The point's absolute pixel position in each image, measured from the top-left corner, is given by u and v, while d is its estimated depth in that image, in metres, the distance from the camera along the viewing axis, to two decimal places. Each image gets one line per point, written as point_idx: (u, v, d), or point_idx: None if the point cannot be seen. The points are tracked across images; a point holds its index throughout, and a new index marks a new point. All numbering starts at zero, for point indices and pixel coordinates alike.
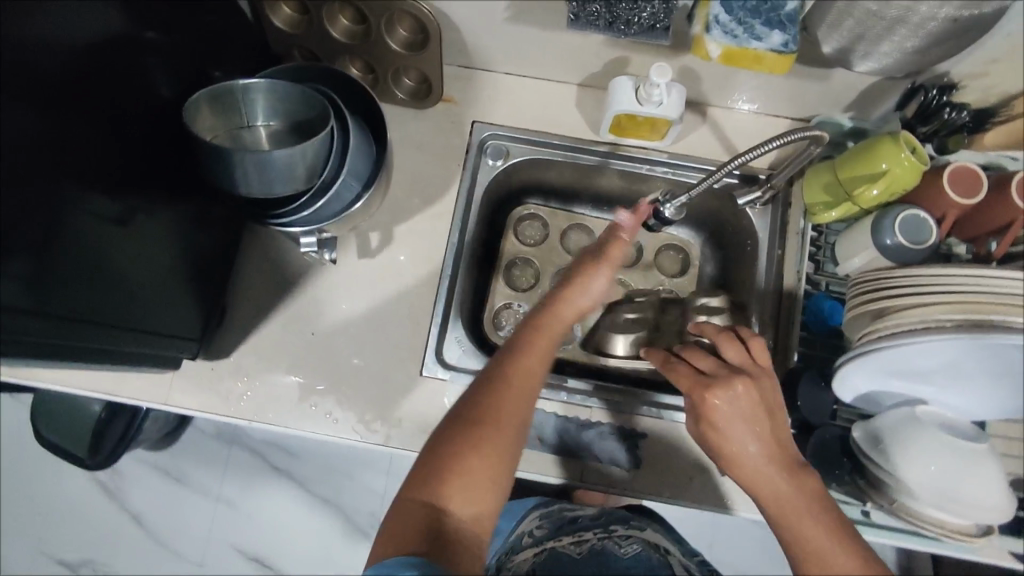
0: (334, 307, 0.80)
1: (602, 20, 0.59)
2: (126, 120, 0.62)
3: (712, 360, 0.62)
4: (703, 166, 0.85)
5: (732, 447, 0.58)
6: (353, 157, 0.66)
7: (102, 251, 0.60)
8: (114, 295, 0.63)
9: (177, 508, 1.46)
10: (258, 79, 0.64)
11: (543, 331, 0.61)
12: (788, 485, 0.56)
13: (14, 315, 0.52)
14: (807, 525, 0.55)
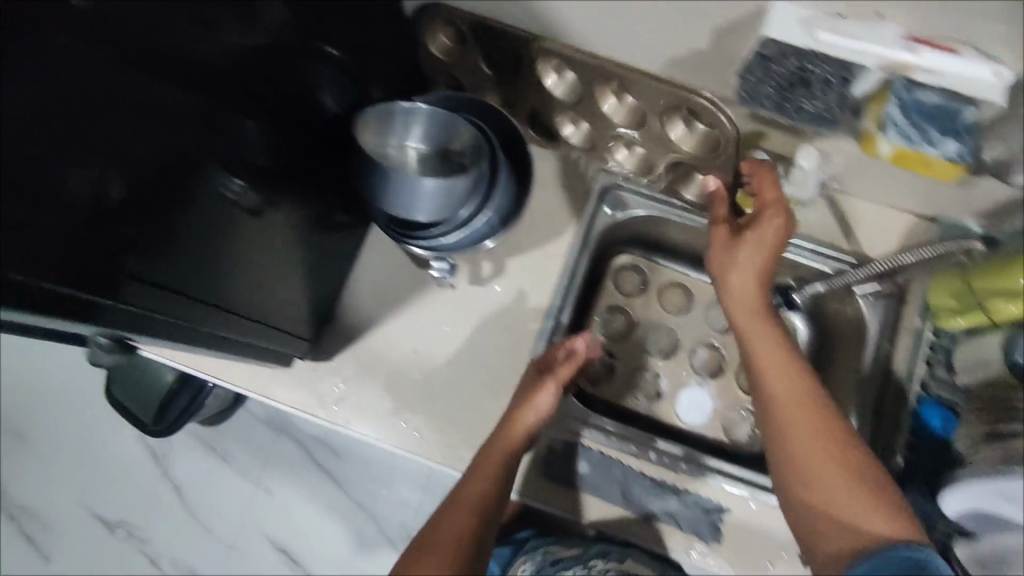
0: (438, 328, 0.82)
1: (772, 102, 0.61)
2: (278, 115, 0.62)
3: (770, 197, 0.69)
4: (821, 248, 0.84)
5: (747, 272, 0.68)
6: (499, 193, 0.67)
7: (223, 233, 0.58)
8: (224, 281, 0.61)
9: (215, 487, 1.42)
10: (422, 106, 0.66)
11: (493, 455, 0.71)
12: (775, 349, 0.64)
13: (126, 282, 0.49)
14: (790, 402, 0.61)
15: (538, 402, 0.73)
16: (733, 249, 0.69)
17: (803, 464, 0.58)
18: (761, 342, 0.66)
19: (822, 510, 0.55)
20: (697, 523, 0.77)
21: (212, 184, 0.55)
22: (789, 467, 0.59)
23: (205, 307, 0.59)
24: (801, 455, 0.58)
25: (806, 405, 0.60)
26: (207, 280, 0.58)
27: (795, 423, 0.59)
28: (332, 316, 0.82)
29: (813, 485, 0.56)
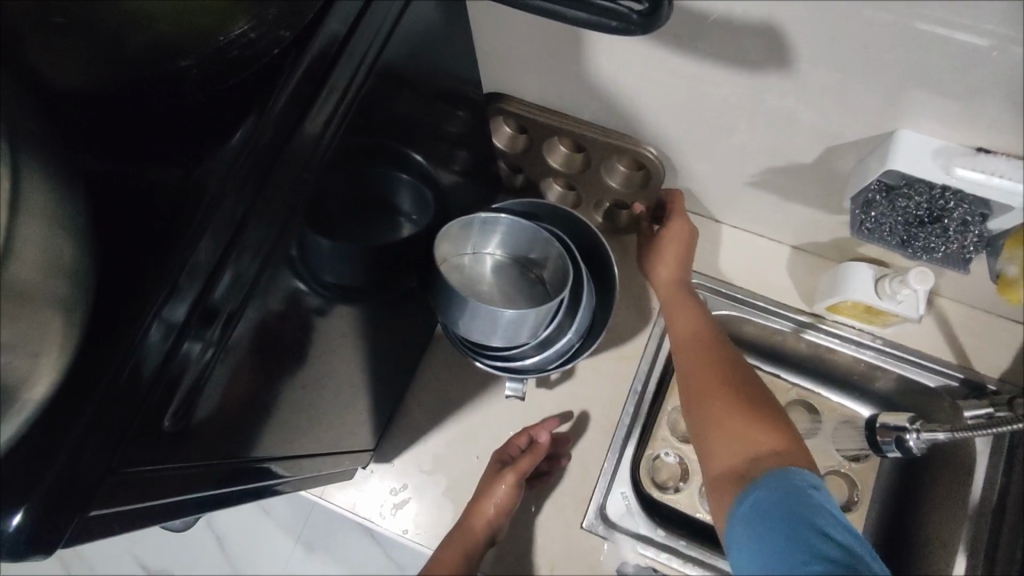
0: (503, 434, 0.77)
1: (896, 238, 0.58)
2: (363, 211, 0.53)
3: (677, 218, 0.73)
4: (916, 359, 0.77)
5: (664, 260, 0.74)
6: (581, 317, 0.64)
7: (300, 360, 0.50)
8: (297, 419, 0.55)
9: (252, 539, 1.15)
10: (502, 217, 0.64)
11: (453, 542, 0.67)
12: (692, 313, 0.69)
13: (191, 434, 0.41)
14: (693, 350, 0.65)
15: (497, 489, 0.69)
16: (660, 245, 0.74)
17: (700, 395, 0.60)
18: (682, 308, 0.71)
19: (710, 436, 0.57)
20: None
21: (304, 301, 0.48)
22: (692, 402, 0.61)
23: (268, 441, 0.51)
24: (697, 392, 0.61)
25: (707, 351, 0.64)
26: (278, 407, 0.50)
27: (688, 364, 0.64)
28: (395, 416, 0.79)
29: (708, 411, 0.58)
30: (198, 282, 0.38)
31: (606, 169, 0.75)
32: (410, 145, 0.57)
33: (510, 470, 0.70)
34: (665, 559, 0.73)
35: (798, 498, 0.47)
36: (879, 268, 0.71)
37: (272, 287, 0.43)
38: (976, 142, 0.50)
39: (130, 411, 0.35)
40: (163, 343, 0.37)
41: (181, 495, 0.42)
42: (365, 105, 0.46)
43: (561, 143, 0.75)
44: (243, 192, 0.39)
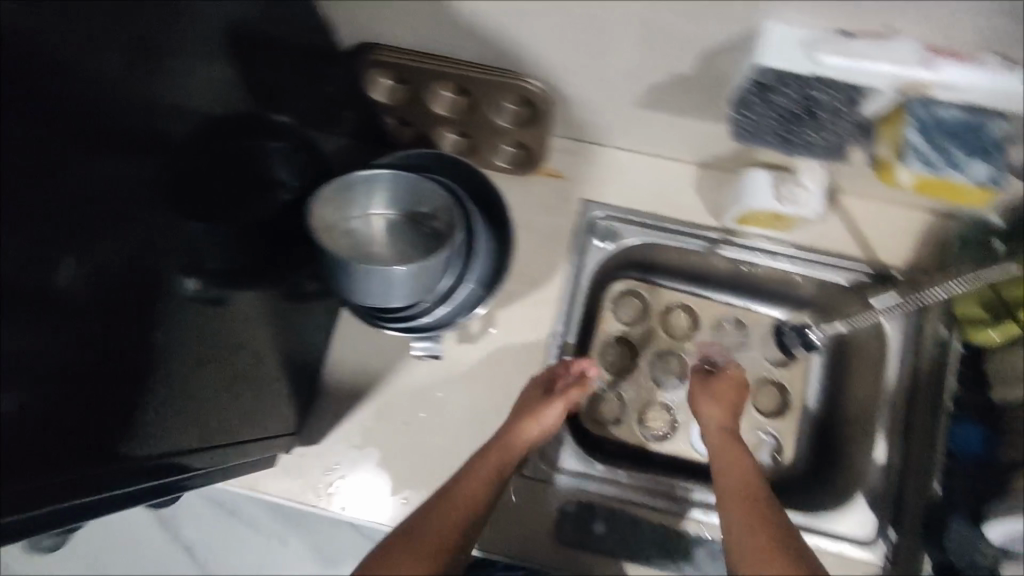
0: (431, 396, 0.76)
1: (776, 135, 0.56)
2: (227, 187, 0.55)
3: (729, 384, 0.76)
4: (828, 261, 0.78)
5: (723, 431, 0.70)
6: (476, 262, 0.63)
7: (175, 344, 0.51)
8: (187, 408, 0.54)
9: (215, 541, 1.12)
10: (383, 170, 0.60)
11: (491, 452, 0.66)
12: (743, 469, 0.63)
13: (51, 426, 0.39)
14: (733, 502, 0.59)
15: (548, 412, 0.69)
16: (711, 385, 0.75)
17: (741, 539, 0.54)
18: (731, 457, 0.66)
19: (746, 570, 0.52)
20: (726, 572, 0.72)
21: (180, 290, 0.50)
22: (738, 533, 0.55)
23: (157, 434, 0.51)
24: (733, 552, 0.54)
25: (754, 491, 0.60)
26: (157, 396, 0.50)
27: (731, 506, 0.59)
28: (316, 395, 0.76)
29: (747, 546, 0.54)
30: (41, 262, 0.36)
31: (493, 108, 0.71)
32: (262, 137, 0.60)
33: (558, 394, 0.70)
34: (603, 489, 0.75)
35: None
36: (776, 173, 0.69)
37: (111, 259, 0.42)
38: (834, 25, 0.50)
39: None
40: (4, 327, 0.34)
41: (59, 498, 0.42)
42: (205, 80, 0.49)
43: (445, 89, 0.70)
44: (87, 178, 0.39)
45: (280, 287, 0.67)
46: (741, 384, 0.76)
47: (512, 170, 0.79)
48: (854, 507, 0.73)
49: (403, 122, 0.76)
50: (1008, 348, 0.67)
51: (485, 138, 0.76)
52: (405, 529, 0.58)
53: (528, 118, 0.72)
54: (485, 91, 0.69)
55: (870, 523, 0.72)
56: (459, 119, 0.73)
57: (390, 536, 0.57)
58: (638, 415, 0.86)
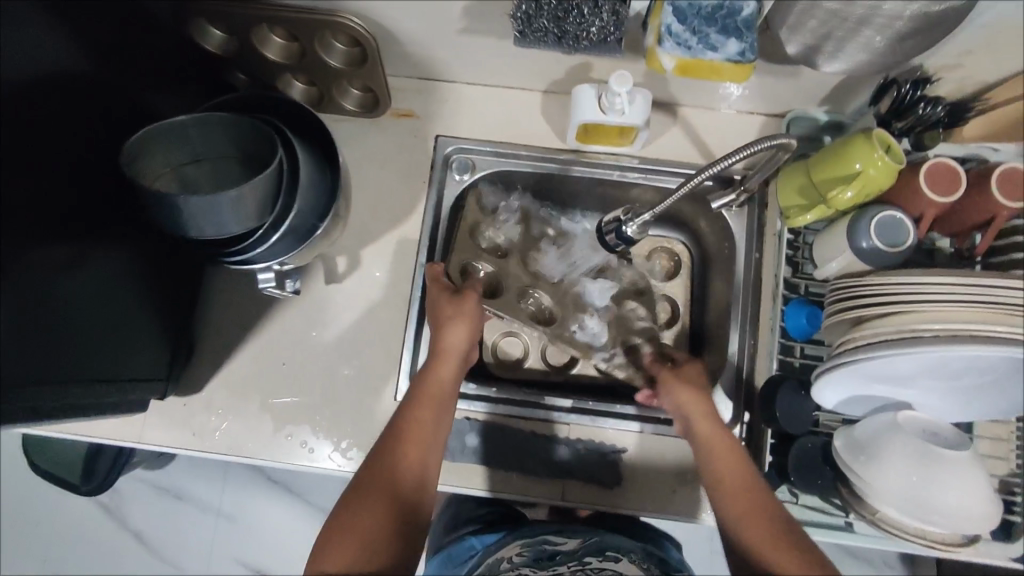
0: (305, 337, 0.79)
1: (551, 35, 0.56)
2: (58, 146, 0.59)
3: (694, 371, 0.73)
4: (676, 170, 0.81)
5: (693, 398, 0.70)
6: (305, 189, 0.64)
7: (40, 292, 0.56)
8: (63, 350, 0.59)
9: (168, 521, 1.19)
10: (183, 115, 0.60)
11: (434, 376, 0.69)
12: (730, 452, 0.64)
13: None
14: (733, 492, 0.61)
15: (456, 335, 0.71)
16: (679, 376, 0.73)
17: (740, 522, 0.60)
18: (714, 438, 0.66)
19: (758, 543, 0.58)
20: (596, 467, 0.76)
21: (28, 254, 0.54)
22: (739, 518, 0.60)
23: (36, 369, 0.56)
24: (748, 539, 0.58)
25: (745, 466, 0.63)
26: (31, 346, 0.55)
27: (730, 501, 0.61)
28: (193, 347, 0.78)
29: (747, 530, 0.59)
30: None
31: (323, 48, 0.73)
32: (89, 104, 0.63)
33: (462, 310, 0.72)
34: (481, 406, 0.79)
35: None
36: (598, 85, 0.72)
37: None
38: None
39: None
40: None
41: None
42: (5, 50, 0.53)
43: (273, 33, 0.73)
44: None
45: (138, 242, 0.69)
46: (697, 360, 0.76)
47: (361, 114, 0.82)
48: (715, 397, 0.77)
49: (252, 76, 0.79)
50: (826, 228, 0.72)
51: (325, 82, 0.78)
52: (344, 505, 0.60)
53: (360, 57, 0.75)
54: (307, 35, 0.71)
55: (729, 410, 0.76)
56: (295, 66, 0.76)
57: (333, 517, 0.59)
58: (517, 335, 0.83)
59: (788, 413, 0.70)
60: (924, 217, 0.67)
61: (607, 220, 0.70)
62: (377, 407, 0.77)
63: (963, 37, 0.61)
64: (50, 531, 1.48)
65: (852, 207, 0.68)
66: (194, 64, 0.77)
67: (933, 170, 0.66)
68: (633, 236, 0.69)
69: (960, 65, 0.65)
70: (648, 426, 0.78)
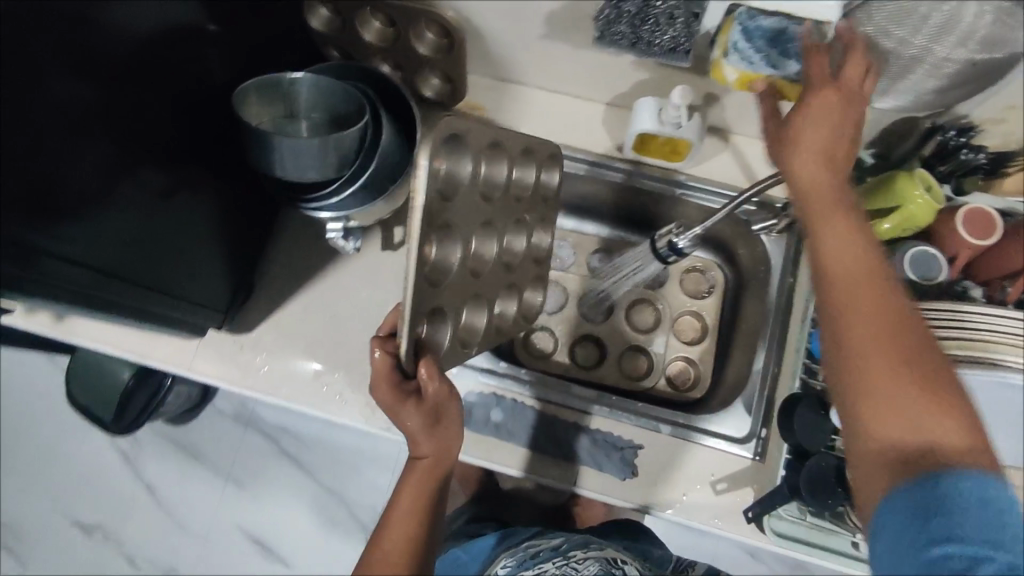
0: (354, 295, 0.84)
1: (626, 41, 0.63)
2: (174, 87, 0.68)
3: (826, 104, 0.57)
4: (721, 191, 0.86)
5: (816, 152, 0.56)
6: (383, 153, 0.71)
7: (134, 205, 0.65)
8: (146, 259, 0.67)
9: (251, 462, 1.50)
10: (293, 72, 0.68)
11: (407, 487, 0.61)
12: (850, 232, 0.54)
13: (47, 236, 0.56)
14: (856, 289, 0.52)
15: (440, 436, 0.61)
16: (803, 110, 0.57)
17: (856, 351, 0.50)
18: (822, 184, 0.56)
19: (869, 331, 0.50)
20: (608, 462, 0.78)
21: (128, 175, 0.63)
22: (840, 260, 0.53)
23: (125, 265, 0.65)
24: (858, 312, 0.51)
25: (873, 299, 0.51)
26: (119, 249, 0.64)
27: (838, 266, 0.53)
28: (253, 288, 0.85)
29: (864, 392, 0.49)
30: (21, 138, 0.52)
31: (415, 36, 0.81)
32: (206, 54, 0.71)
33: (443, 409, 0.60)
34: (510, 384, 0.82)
35: (958, 499, 0.41)
36: (659, 100, 0.78)
37: (79, 145, 0.57)
38: None
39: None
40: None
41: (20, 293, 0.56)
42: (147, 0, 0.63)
43: (373, 18, 0.80)
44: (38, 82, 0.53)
45: (221, 182, 0.76)
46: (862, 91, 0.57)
47: (436, 101, 0.89)
48: (733, 409, 0.81)
49: (345, 54, 0.88)
50: None
51: (409, 67, 0.85)
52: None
53: (445, 48, 0.83)
54: (403, 22, 0.79)
55: (746, 425, 0.80)
56: (385, 50, 0.84)
57: None
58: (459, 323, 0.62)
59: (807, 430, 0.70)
60: (956, 258, 0.70)
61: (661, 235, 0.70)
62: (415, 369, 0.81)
63: (1009, 92, 0.65)
64: (68, 472, 1.53)
65: (888, 238, 0.72)
66: (296, 37, 0.85)
67: (970, 215, 0.69)
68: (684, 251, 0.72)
69: (1004, 119, 0.69)
70: (664, 428, 0.80)
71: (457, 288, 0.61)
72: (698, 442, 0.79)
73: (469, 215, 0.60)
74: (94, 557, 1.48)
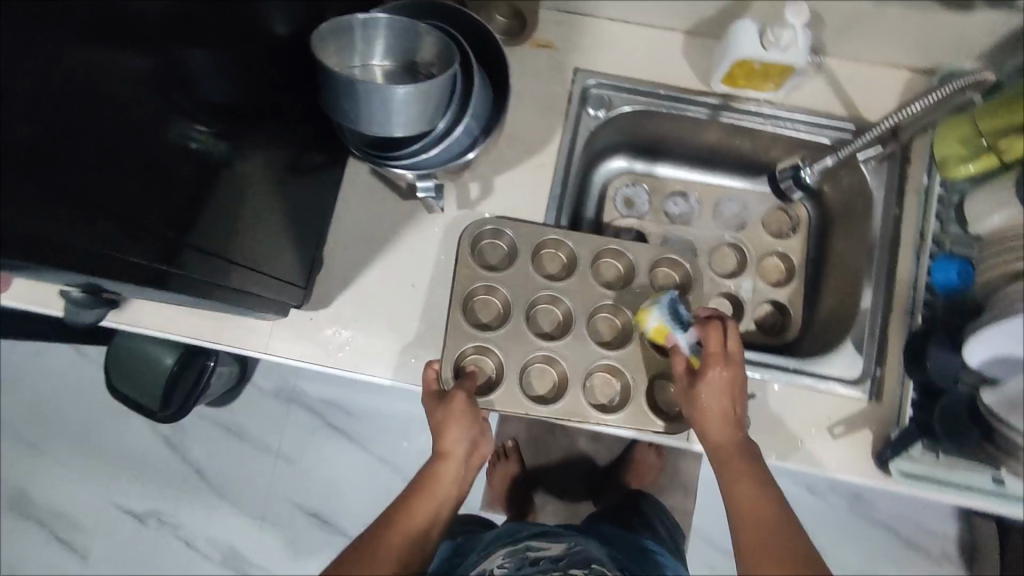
0: (434, 259, 0.79)
1: None
2: (234, 39, 0.59)
3: (719, 385, 0.65)
4: (817, 120, 0.80)
5: (714, 416, 0.66)
6: (474, 100, 0.64)
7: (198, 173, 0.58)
8: (218, 233, 0.61)
9: (310, 448, 1.49)
10: (375, 13, 0.62)
11: (431, 478, 0.68)
12: (753, 490, 0.63)
13: (116, 215, 0.49)
14: (763, 547, 0.60)
15: (450, 436, 0.68)
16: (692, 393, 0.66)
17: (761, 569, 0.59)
18: (742, 487, 0.64)
19: (759, 549, 0.60)
20: None
21: (189, 144, 0.56)
22: (750, 525, 0.62)
23: (204, 240, 0.59)
24: (762, 552, 0.60)
25: (784, 540, 0.60)
26: (193, 228, 0.57)
27: (750, 539, 0.61)
28: (323, 259, 0.79)
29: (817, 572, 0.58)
30: (71, 106, 0.45)
31: None
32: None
33: (456, 411, 0.67)
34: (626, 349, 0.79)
35: None
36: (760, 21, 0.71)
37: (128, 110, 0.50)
38: None
39: (43, 216, 0.42)
40: (42, 143, 0.43)
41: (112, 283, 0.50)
42: None
43: None
44: (83, 41, 0.45)
45: (283, 145, 0.69)
46: (736, 359, 0.66)
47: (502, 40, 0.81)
48: (842, 350, 0.77)
49: None
50: (982, 182, 0.71)
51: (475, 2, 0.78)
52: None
53: None
54: None
55: (858, 365, 0.77)
56: None
57: None
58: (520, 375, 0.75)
59: (937, 366, 0.69)
60: None
61: (784, 169, 0.78)
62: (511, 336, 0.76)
63: None
64: (112, 461, 1.49)
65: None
66: None
67: None
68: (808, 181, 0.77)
69: None
70: (775, 375, 0.76)
71: (514, 340, 0.76)
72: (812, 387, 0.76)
73: (526, 285, 0.78)
74: (151, 543, 1.47)
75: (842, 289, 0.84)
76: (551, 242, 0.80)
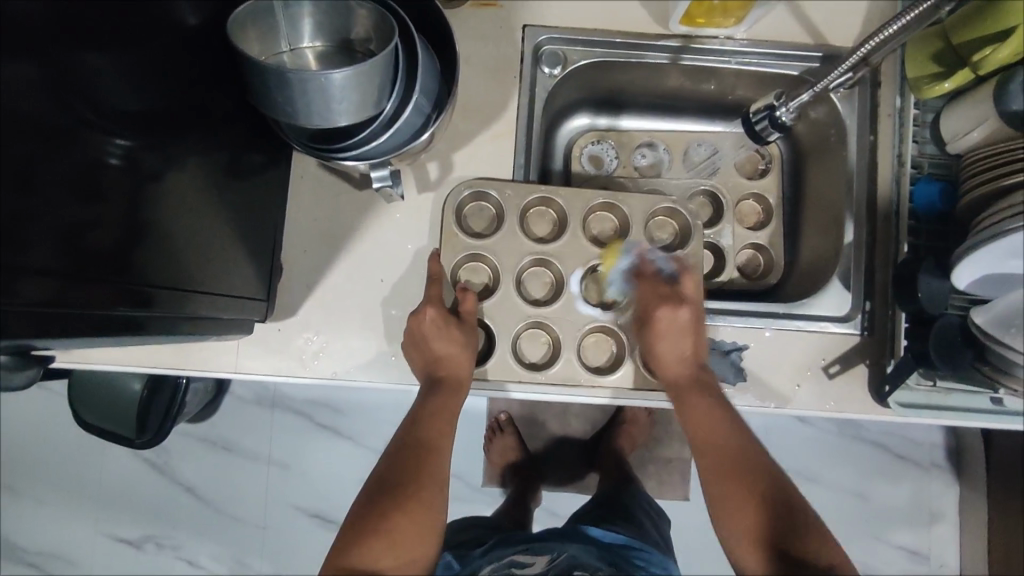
0: (401, 248, 0.74)
1: None
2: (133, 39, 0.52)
3: (672, 320, 0.68)
4: (782, 52, 0.77)
5: (672, 345, 0.68)
6: (420, 77, 0.58)
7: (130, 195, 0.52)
8: (170, 257, 0.55)
9: (302, 449, 1.45)
10: None
11: (449, 390, 0.66)
12: (710, 409, 0.65)
13: (50, 263, 0.43)
14: (721, 463, 0.63)
15: (464, 362, 0.67)
16: (653, 323, 0.69)
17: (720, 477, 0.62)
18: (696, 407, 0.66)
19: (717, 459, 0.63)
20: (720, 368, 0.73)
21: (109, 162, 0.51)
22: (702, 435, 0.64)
23: (156, 268, 0.53)
24: (721, 462, 0.63)
25: (736, 454, 0.63)
26: (143, 258, 0.52)
27: (708, 452, 0.64)
28: (282, 265, 0.73)
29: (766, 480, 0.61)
30: None
31: None
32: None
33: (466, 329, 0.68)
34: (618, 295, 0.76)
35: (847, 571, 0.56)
36: None
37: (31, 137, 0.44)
38: None
39: None
40: None
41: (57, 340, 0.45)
42: None
43: None
44: None
45: (218, 149, 0.62)
46: (698, 299, 0.70)
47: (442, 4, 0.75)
48: (831, 285, 0.76)
49: None
50: (959, 99, 0.69)
51: None
52: (371, 544, 0.57)
53: None
54: None
55: (847, 302, 0.76)
56: None
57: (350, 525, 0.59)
58: (513, 342, 0.72)
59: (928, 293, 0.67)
60: None
61: (759, 107, 0.74)
62: (495, 315, 0.73)
63: None
64: (98, 493, 1.43)
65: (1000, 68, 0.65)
66: None
67: None
68: (785, 120, 0.74)
69: None
70: (767, 322, 0.74)
71: (504, 307, 0.73)
72: (804, 329, 0.74)
73: (515, 251, 0.74)
74: (153, 568, 1.43)
75: (823, 223, 0.82)
76: (536, 202, 0.76)
